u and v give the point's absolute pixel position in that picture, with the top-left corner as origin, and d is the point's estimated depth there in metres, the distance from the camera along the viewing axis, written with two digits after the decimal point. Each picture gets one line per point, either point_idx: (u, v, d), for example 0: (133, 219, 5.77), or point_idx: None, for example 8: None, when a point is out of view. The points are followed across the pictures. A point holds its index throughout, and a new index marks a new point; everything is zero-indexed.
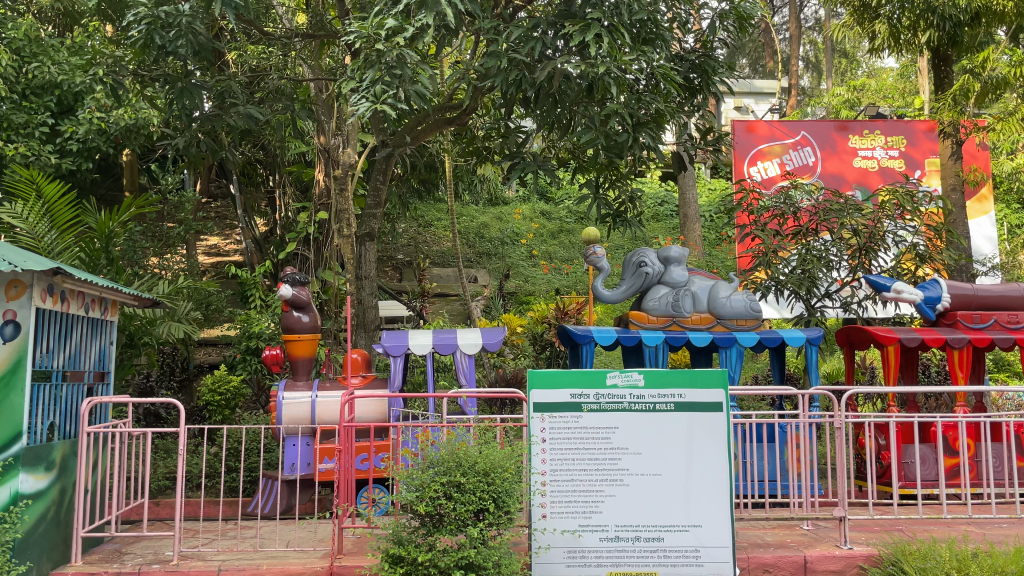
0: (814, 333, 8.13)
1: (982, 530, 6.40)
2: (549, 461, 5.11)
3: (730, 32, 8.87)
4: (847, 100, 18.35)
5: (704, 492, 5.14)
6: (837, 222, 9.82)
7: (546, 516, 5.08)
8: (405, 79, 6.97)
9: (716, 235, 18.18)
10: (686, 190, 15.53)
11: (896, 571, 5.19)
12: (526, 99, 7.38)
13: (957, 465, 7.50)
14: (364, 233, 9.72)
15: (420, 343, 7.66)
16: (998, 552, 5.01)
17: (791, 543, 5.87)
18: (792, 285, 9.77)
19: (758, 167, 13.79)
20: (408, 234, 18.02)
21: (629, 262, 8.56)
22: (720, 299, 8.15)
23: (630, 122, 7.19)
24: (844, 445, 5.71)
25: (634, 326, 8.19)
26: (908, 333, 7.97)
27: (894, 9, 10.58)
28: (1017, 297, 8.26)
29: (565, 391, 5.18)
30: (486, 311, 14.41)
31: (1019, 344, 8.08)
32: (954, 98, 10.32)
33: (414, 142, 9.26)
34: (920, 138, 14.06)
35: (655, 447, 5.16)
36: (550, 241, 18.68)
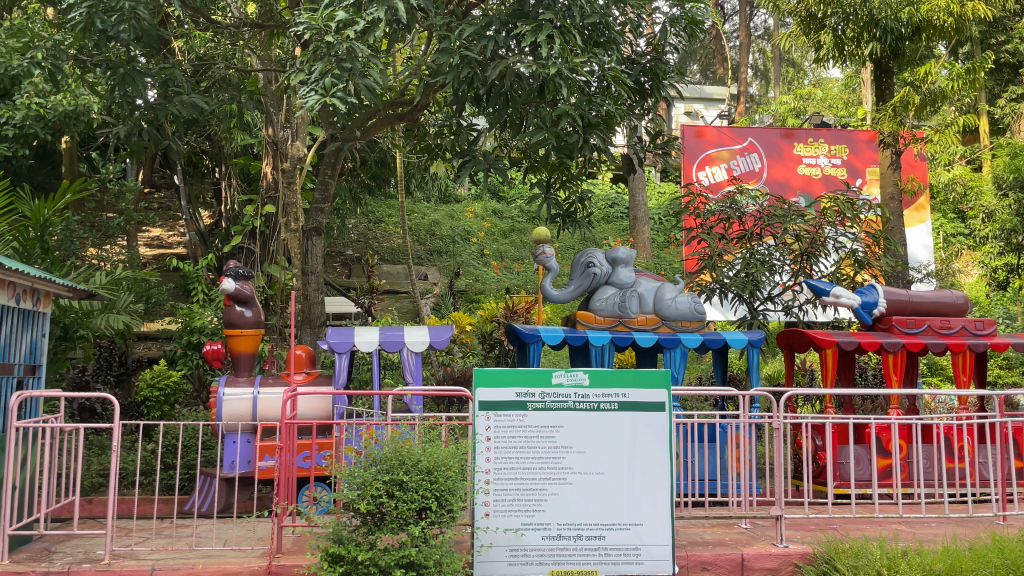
0: (756, 335, 8.27)
1: (912, 529, 6.60)
2: (493, 459, 5.10)
3: (680, 36, 8.97)
4: (794, 109, 18.82)
5: (645, 491, 5.20)
6: (781, 227, 10.04)
7: (489, 515, 5.07)
8: (354, 72, 6.86)
9: (664, 237, 18.43)
10: (637, 192, 15.68)
11: (829, 569, 5.31)
12: (477, 98, 7.32)
13: (889, 465, 7.75)
14: (311, 228, 9.60)
15: (366, 340, 7.60)
16: (926, 551, 5.18)
17: (729, 542, 5.97)
18: (736, 288, 9.96)
19: (706, 171, 13.97)
20: (357, 230, 17.85)
21: (578, 262, 8.62)
22: (666, 301, 8.27)
23: (580, 123, 7.23)
24: (782, 444, 5.82)
25: (581, 326, 8.24)
26: (846, 337, 8.17)
27: (839, 21, 10.88)
28: (949, 302, 8.55)
29: (510, 390, 5.18)
30: (435, 309, 14.35)
31: (951, 349, 8.33)
32: (894, 109, 10.71)
33: (363, 137, 9.14)
34: (862, 147, 14.45)
35: (597, 446, 5.20)
36: (501, 240, 18.68)
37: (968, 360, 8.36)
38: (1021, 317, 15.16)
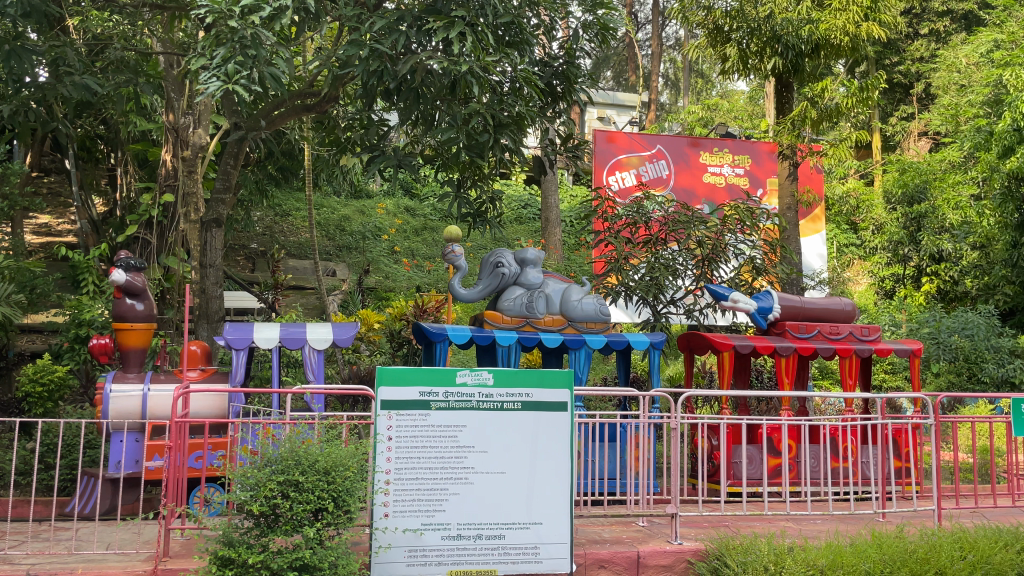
0: (657, 337, 8.45)
1: (799, 526, 6.90)
2: (394, 459, 4.98)
3: (592, 42, 9.07)
4: (702, 118, 19.43)
5: (546, 490, 5.24)
6: (684, 233, 10.35)
7: (388, 515, 4.96)
8: (259, 60, 6.68)
9: (575, 239, 18.69)
10: (549, 194, 15.79)
11: (720, 565, 5.48)
12: (387, 92, 7.20)
13: (779, 464, 8.08)
14: (211, 219, 9.26)
15: (266, 337, 7.39)
16: (810, 547, 5.41)
17: (626, 539, 6.09)
18: (640, 291, 10.22)
19: (617, 177, 14.22)
20: (263, 223, 17.33)
21: (486, 261, 8.61)
22: (572, 302, 8.36)
23: (491, 123, 7.23)
24: (679, 444, 5.97)
25: (488, 325, 8.22)
26: (741, 341, 8.48)
27: (743, 36, 11.30)
28: (838, 309, 8.96)
29: (413, 389, 5.08)
30: (343, 305, 14.09)
31: (838, 353, 8.75)
32: (793, 123, 11.29)
33: (269, 127, 8.85)
34: (763, 158, 15.04)
35: (500, 446, 5.19)
36: (413, 237, 18.51)
37: (853, 364, 8.81)
38: (905, 324, 16.07)
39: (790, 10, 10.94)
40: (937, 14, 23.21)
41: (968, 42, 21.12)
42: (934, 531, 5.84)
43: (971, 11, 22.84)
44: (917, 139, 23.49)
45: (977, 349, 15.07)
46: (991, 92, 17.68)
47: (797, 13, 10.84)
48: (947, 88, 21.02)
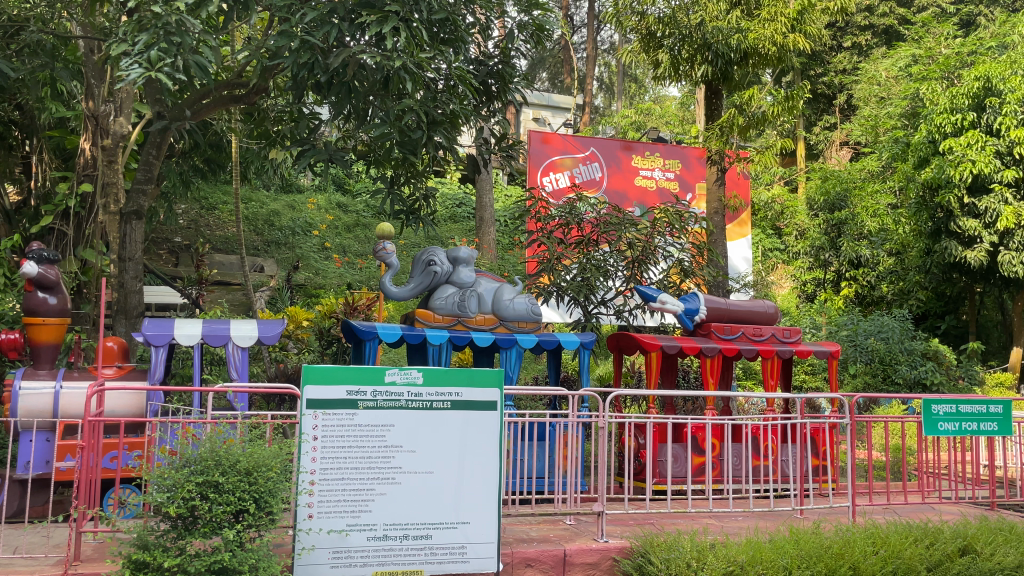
0: (587, 337, 8.52)
1: (721, 523, 7.06)
2: (319, 459, 4.87)
3: (527, 42, 9.09)
4: (635, 123, 19.73)
5: (474, 489, 5.21)
6: (616, 235, 10.48)
7: (312, 516, 4.84)
8: (184, 48, 6.49)
9: (509, 239, 18.72)
10: (483, 193, 15.74)
11: (644, 563, 5.56)
12: (317, 85, 7.07)
13: (702, 463, 8.26)
14: (131, 211, 8.94)
15: (188, 333, 7.17)
16: (732, 544, 5.53)
17: (553, 538, 6.12)
18: (571, 291, 10.31)
19: (551, 178, 14.31)
20: (187, 216, 16.79)
21: (418, 260, 8.54)
22: (503, 302, 8.37)
23: (424, 120, 7.15)
24: (606, 443, 6.03)
25: (419, 324, 8.14)
26: (669, 341, 8.62)
27: (675, 43, 11.53)
28: (761, 311, 9.23)
29: (340, 387, 4.98)
30: (271, 302, 13.79)
31: (761, 355, 8.98)
32: (721, 129, 11.57)
33: (194, 117, 8.58)
34: (693, 163, 15.39)
35: (428, 445, 5.13)
36: (344, 234, 18.24)
37: (775, 365, 9.04)
38: (825, 327, 16.64)
39: (721, 18, 11.23)
40: (860, 29, 24.15)
41: (888, 57, 22.01)
42: (848, 527, 6.05)
43: (891, 26, 23.80)
44: (839, 148, 24.33)
45: (892, 351, 15.69)
46: (909, 106, 18.51)
47: (727, 22, 11.10)
48: (867, 100, 21.88)
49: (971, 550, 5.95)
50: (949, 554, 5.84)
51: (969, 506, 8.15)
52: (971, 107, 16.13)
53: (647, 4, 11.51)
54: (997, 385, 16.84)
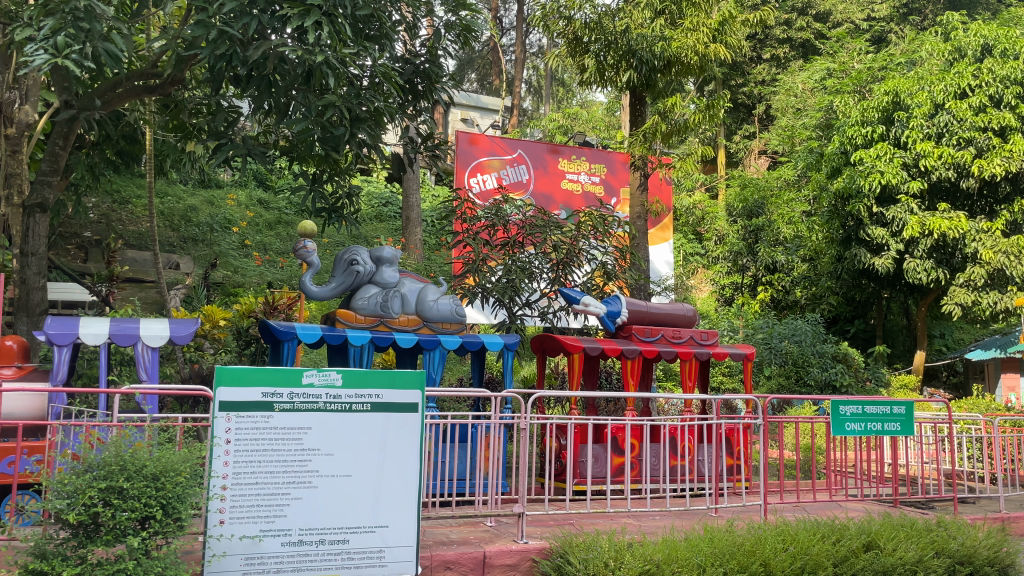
0: (511, 338, 8.53)
1: (639, 522, 7.18)
2: (232, 463, 4.64)
3: (454, 43, 9.05)
4: (562, 126, 19.94)
5: (393, 492, 5.10)
6: (541, 237, 10.54)
7: (223, 522, 4.62)
8: (93, 34, 6.22)
9: (435, 240, 18.60)
10: (410, 192, 15.57)
11: (563, 563, 5.61)
12: (236, 78, 6.88)
13: (622, 463, 8.39)
14: (35, 203, 8.53)
15: (94, 332, 6.87)
16: (648, 543, 5.63)
17: (473, 540, 6.10)
18: (497, 293, 10.32)
19: (477, 179, 14.27)
20: (98, 210, 16.09)
21: (341, 259, 8.40)
22: (428, 302, 8.32)
23: (347, 116, 6.99)
24: (528, 444, 6.04)
25: (340, 324, 7.98)
26: (591, 343, 8.72)
27: (601, 48, 11.69)
28: (680, 314, 9.55)
29: (255, 389, 4.76)
30: (186, 300, 13.34)
31: (680, 357, 9.16)
32: (644, 136, 11.76)
33: (105, 107, 8.24)
34: (618, 168, 15.70)
35: (347, 448, 4.97)
36: (265, 231, 17.81)
37: (693, 367, 9.20)
38: (742, 330, 17.13)
39: (645, 26, 11.44)
40: (779, 41, 25.00)
41: (804, 70, 22.82)
42: (760, 525, 6.23)
43: (808, 40, 24.69)
44: (758, 156, 25.08)
45: (804, 354, 16.27)
46: (823, 118, 19.25)
47: (651, 29, 11.30)
48: (785, 111, 22.64)
49: (875, 545, 6.19)
50: (854, 550, 6.06)
51: (874, 503, 8.48)
52: (880, 120, 16.92)
53: (574, 9, 11.62)
54: (901, 386, 17.61)
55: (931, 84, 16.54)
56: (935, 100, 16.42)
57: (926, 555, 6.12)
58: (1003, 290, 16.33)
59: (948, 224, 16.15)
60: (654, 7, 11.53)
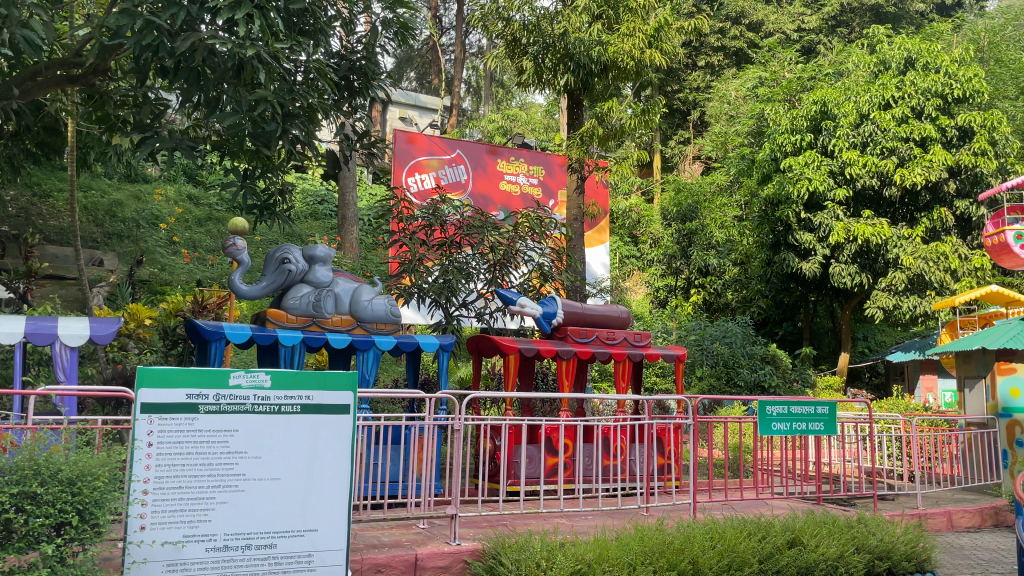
0: (447, 339, 8.48)
1: (571, 522, 7.24)
2: (154, 466, 4.24)
3: (392, 40, 8.96)
4: (501, 128, 19.99)
5: (324, 494, 4.72)
6: (478, 238, 10.53)
7: (144, 527, 4.20)
8: (10, 20, 5.96)
9: (372, 239, 18.41)
10: (346, 191, 15.35)
11: (495, 564, 5.60)
12: (164, 70, 6.69)
13: (555, 464, 8.44)
14: None
15: (8, 332, 6.56)
16: (580, 542, 5.67)
17: (404, 542, 6.03)
18: (433, 293, 10.26)
19: (415, 178, 14.08)
20: (16, 203, 15.38)
21: (272, 257, 8.16)
22: (362, 303, 8.23)
23: (279, 112, 6.84)
24: (461, 446, 5.99)
25: (271, 324, 7.82)
26: (526, 344, 8.74)
27: (539, 51, 11.76)
28: (615, 316, 9.62)
29: (179, 390, 4.36)
30: (110, 299, 12.89)
31: (614, 357, 9.29)
32: (581, 139, 11.87)
33: (23, 96, 7.88)
34: (556, 170, 15.89)
35: (276, 450, 4.59)
36: (195, 228, 17.35)
37: (627, 368, 9.34)
38: (675, 332, 17.44)
39: (582, 30, 11.55)
40: (713, 49, 25.57)
41: (737, 78, 23.41)
42: (689, 523, 6.35)
43: (741, 49, 25.32)
44: (692, 162, 25.59)
45: (735, 355, 16.69)
46: (755, 125, 19.78)
47: (588, 34, 11.41)
48: (718, 117, 23.13)
49: (799, 542, 6.37)
50: (779, 546, 6.23)
51: (798, 500, 8.73)
52: (808, 129, 17.45)
53: (513, 11, 11.70)
54: (826, 387, 18.20)
55: (857, 95, 17.15)
56: (861, 110, 17.01)
57: (847, 551, 6.32)
58: (922, 294, 17.03)
59: (871, 231, 16.73)
60: (592, 11, 11.64)
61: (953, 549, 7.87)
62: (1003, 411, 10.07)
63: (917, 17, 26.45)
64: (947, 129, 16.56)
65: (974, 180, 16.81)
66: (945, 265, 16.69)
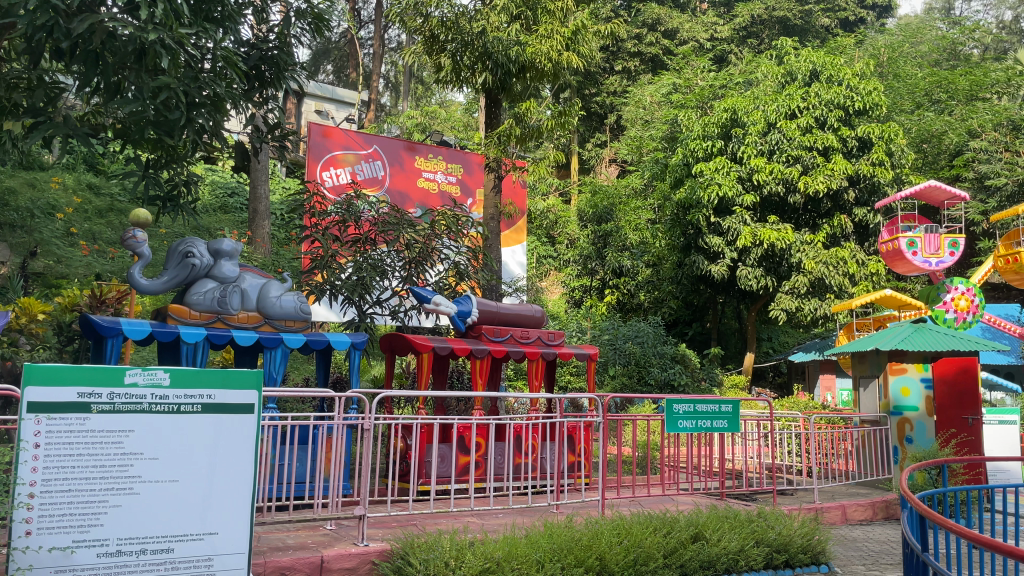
0: (359, 337, 8.35)
1: (482, 521, 7.25)
2: (41, 468, 3.82)
3: (306, 31, 8.74)
4: (419, 124, 19.86)
5: (226, 496, 4.37)
6: (394, 235, 10.49)
7: (29, 533, 3.79)
8: None
9: (284, 234, 18.01)
10: (258, 184, 14.96)
11: (403, 564, 5.54)
12: (58, 51, 6.36)
13: (467, 463, 8.43)
14: None
15: None
16: (490, 541, 5.67)
17: (311, 544, 5.91)
18: (346, 290, 10.08)
19: (331, 173, 13.80)
20: None
21: (175, 250, 7.85)
22: (270, 299, 7.99)
23: (183, 100, 6.53)
24: (371, 445, 5.89)
25: (172, 320, 7.55)
26: (440, 342, 8.70)
27: (457, 48, 11.73)
28: (528, 315, 9.71)
29: (68, 389, 3.94)
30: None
31: (527, 356, 9.33)
32: (499, 139, 11.89)
33: None
34: (474, 169, 15.87)
35: (175, 450, 4.22)
36: (95, 220, 16.58)
37: (540, 366, 9.40)
38: (589, 331, 17.67)
39: (501, 29, 11.59)
40: (630, 55, 26.08)
41: (652, 83, 23.94)
42: (598, 520, 6.44)
43: (657, 55, 25.90)
44: (608, 165, 26.05)
45: (646, 355, 17.08)
46: (669, 131, 20.30)
47: (507, 33, 11.45)
48: (634, 121, 23.54)
49: (702, 536, 6.55)
50: (683, 541, 6.38)
51: (703, 496, 8.99)
52: (719, 135, 17.99)
53: (431, 6, 11.61)
54: (732, 386, 18.79)
55: (765, 104, 17.78)
56: (768, 119, 17.66)
57: (746, 545, 6.56)
58: (822, 297, 17.78)
59: (776, 236, 17.38)
60: (511, 11, 11.69)
61: (847, 541, 8.24)
62: (894, 409, 10.73)
63: (823, 31, 27.65)
64: (848, 140, 17.35)
65: (872, 189, 17.65)
66: (844, 270, 17.47)
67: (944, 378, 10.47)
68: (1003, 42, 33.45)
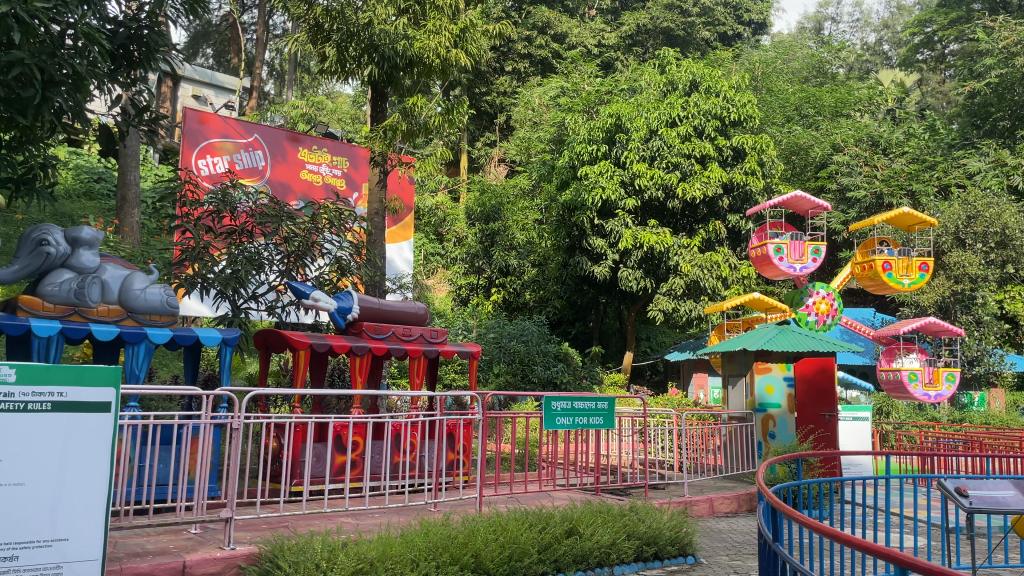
0: (230, 333, 8.01)
1: (356, 520, 7.14)
2: None
3: (181, 12, 8.32)
4: (304, 115, 19.36)
5: (82, 499, 3.75)
6: (272, 227, 10.11)
7: None
8: None
9: (155, 224, 17.12)
10: (128, 170, 14.17)
11: (271, 567, 5.34)
12: None
13: (343, 462, 8.28)
14: None
15: None
16: (363, 541, 5.57)
17: (172, 549, 5.65)
18: (218, 284, 9.64)
19: (207, 161, 13.24)
20: None
21: (28, 237, 7.35)
22: (133, 292, 7.59)
23: (39, 77, 6.11)
24: (239, 445, 5.63)
25: (23, 312, 7.06)
26: (319, 339, 8.49)
27: (342, 38, 11.48)
28: (411, 312, 9.59)
29: None
30: None
31: (408, 354, 9.26)
32: (385, 133, 11.67)
33: None
34: (360, 163, 15.62)
35: (22, 447, 3.59)
36: None
37: (421, 364, 9.32)
38: (474, 329, 17.65)
39: (388, 22, 11.42)
40: (519, 56, 26.28)
41: (541, 86, 24.21)
42: (475, 516, 6.48)
43: (546, 58, 26.19)
44: (496, 164, 26.19)
45: (529, 353, 17.30)
46: (557, 133, 20.64)
47: (393, 26, 11.31)
48: (523, 123, 23.67)
49: (576, 531, 6.71)
50: (558, 535, 6.50)
51: (578, 491, 9.20)
52: (603, 140, 18.44)
53: None
54: (612, 383, 19.29)
55: (648, 112, 18.37)
56: (650, 126, 18.25)
57: (618, 538, 6.75)
58: (697, 299, 18.49)
59: (656, 239, 17.97)
60: (398, 4, 11.55)
61: (713, 532, 8.63)
62: (759, 406, 11.26)
63: (703, 44, 28.78)
64: (723, 149, 18.18)
65: (744, 197, 18.55)
66: (717, 273, 18.26)
67: (805, 377, 11.23)
68: (867, 64, 35.82)
